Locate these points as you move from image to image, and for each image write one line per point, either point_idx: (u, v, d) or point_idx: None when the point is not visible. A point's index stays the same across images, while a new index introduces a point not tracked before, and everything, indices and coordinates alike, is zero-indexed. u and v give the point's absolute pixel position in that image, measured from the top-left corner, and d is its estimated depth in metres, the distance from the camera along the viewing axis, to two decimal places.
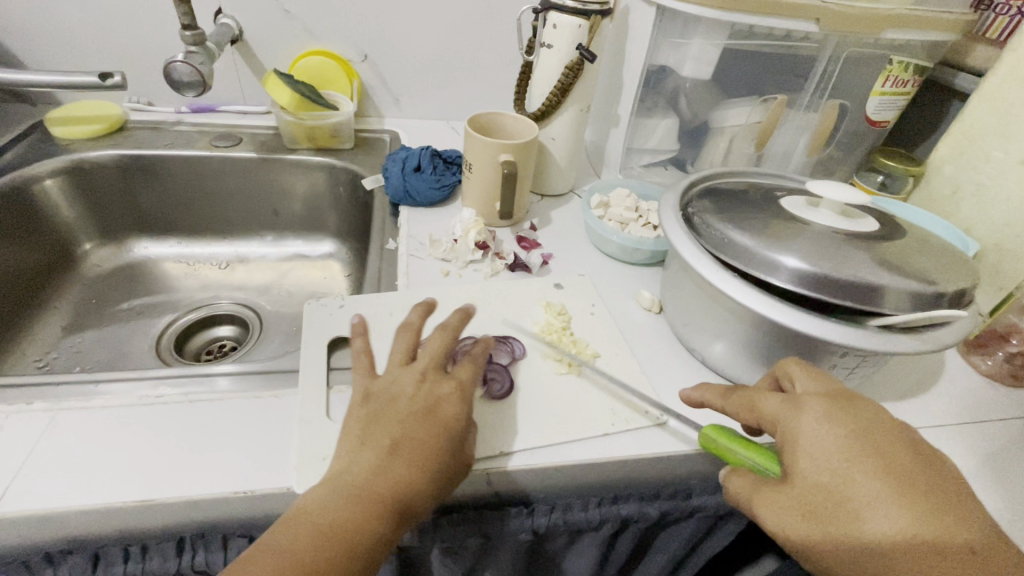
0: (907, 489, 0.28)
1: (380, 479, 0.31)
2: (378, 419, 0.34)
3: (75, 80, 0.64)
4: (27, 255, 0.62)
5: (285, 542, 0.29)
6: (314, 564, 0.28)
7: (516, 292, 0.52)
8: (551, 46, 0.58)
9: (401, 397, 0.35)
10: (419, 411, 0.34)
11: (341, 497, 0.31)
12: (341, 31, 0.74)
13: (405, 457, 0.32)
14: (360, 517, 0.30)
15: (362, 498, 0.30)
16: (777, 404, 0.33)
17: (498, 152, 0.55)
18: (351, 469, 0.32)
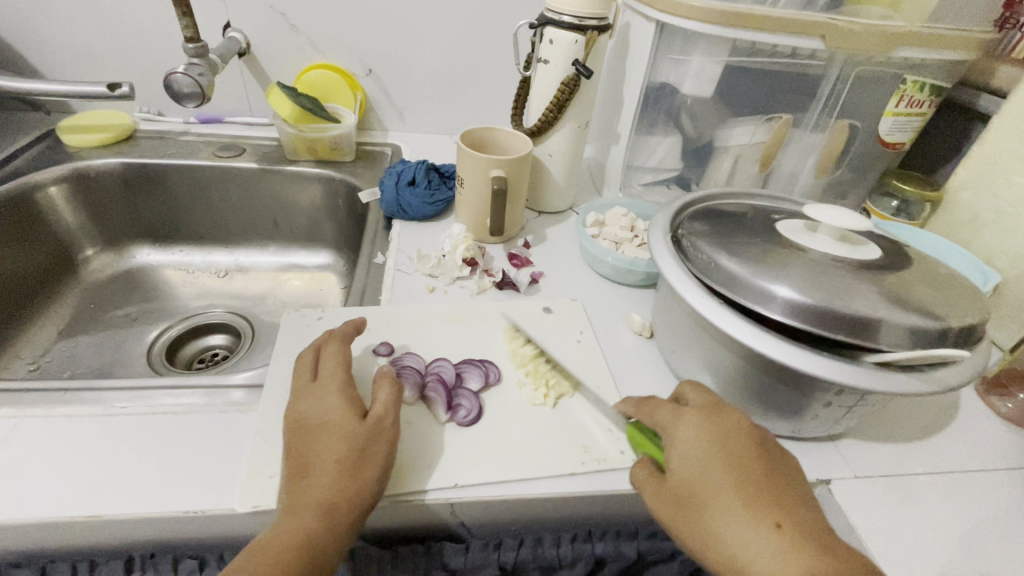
0: (750, 488, 0.32)
1: (319, 487, 0.32)
2: (310, 435, 0.34)
3: (85, 90, 0.65)
4: (29, 259, 0.63)
5: (252, 561, 0.29)
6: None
7: (500, 312, 0.51)
8: (547, 62, 0.57)
9: (325, 414, 0.35)
10: (339, 421, 0.35)
11: (290, 511, 0.31)
12: (346, 45, 0.75)
13: (325, 463, 0.33)
14: (304, 525, 0.31)
15: (306, 507, 0.31)
16: (666, 411, 0.37)
17: (489, 167, 0.54)
18: (292, 486, 0.32)
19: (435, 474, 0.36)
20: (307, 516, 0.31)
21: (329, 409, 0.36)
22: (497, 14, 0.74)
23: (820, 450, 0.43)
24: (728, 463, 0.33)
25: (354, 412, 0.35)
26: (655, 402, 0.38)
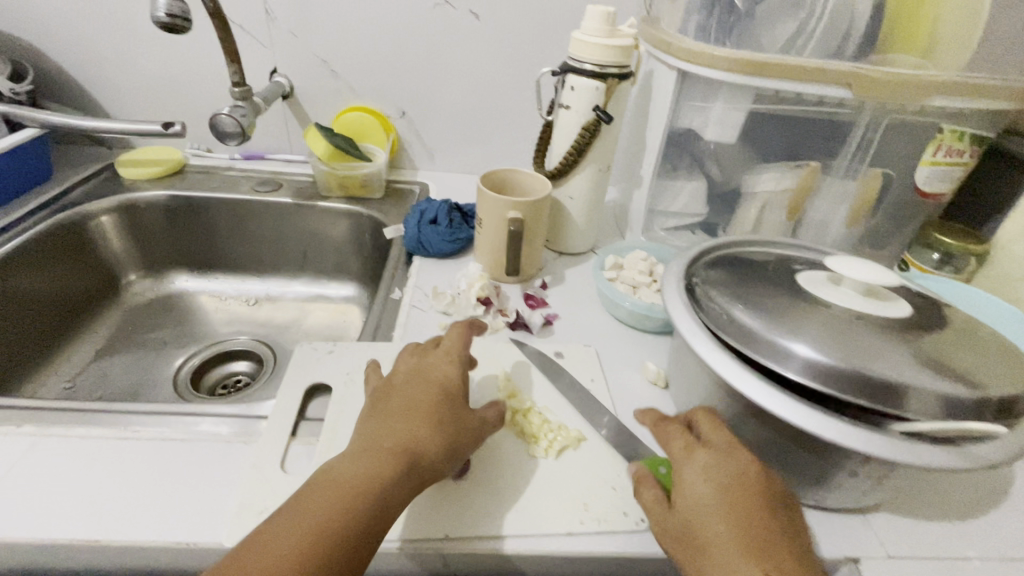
0: (747, 537, 0.31)
1: (401, 436, 0.35)
2: (406, 388, 0.39)
3: (141, 129, 0.71)
4: (77, 283, 0.68)
5: (298, 513, 0.31)
6: (315, 529, 0.30)
7: (512, 354, 0.50)
8: (569, 107, 0.58)
9: (431, 371, 0.40)
10: (433, 383, 0.39)
11: (366, 452, 0.34)
12: (381, 89, 0.79)
13: (402, 418, 0.37)
14: (377, 464, 0.33)
15: (382, 451, 0.34)
16: (680, 445, 0.36)
17: (507, 208, 0.55)
18: (378, 430, 0.36)
19: (427, 524, 0.35)
20: (377, 459, 0.34)
21: (430, 373, 0.40)
22: (525, 61, 0.76)
23: (850, 524, 0.40)
24: (730, 506, 0.32)
25: (446, 378, 0.40)
26: (669, 433, 0.38)
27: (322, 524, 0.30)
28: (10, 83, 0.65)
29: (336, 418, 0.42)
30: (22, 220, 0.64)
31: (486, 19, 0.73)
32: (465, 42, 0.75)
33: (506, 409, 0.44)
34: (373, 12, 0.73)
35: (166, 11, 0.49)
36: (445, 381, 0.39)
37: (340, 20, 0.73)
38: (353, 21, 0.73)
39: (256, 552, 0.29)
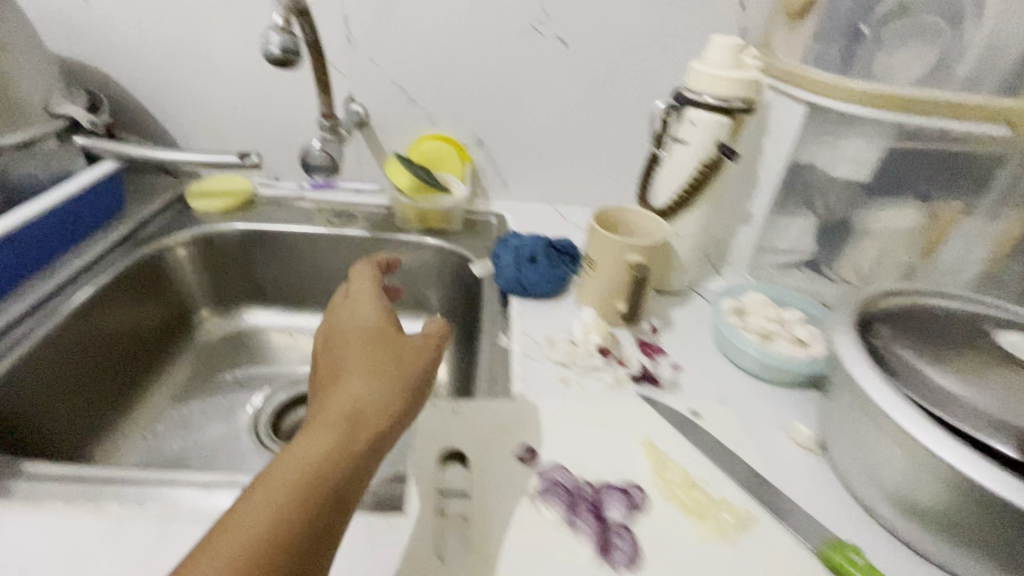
0: None
1: (355, 399, 0.33)
2: (345, 346, 0.38)
3: (218, 161, 0.68)
4: (152, 324, 0.65)
5: (262, 500, 0.28)
6: (277, 511, 0.28)
7: (645, 413, 0.46)
8: (686, 142, 0.54)
9: (368, 327, 0.39)
10: (372, 338, 0.38)
11: (319, 420, 0.32)
12: (460, 118, 0.76)
13: (361, 380, 0.35)
14: (334, 434, 0.31)
15: (332, 417, 0.32)
16: None
17: (628, 252, 0.51)
18: (335, 391, 0.34)
19: None
20: (330, 426, 0.32)
21: (386, 332, 0.39)
22: (612, 89, 0.73)
23: None
24: None
25: (395, 349, 0.37)
26: None
27: (274, 529, 0.27)
28: (90, 115, 0.62)
29: (482, 502, 0.38)
30: (100, 259, 0.61)
31: (575, 46, 0.70)
32: (550, 70, 0.72)
33: (663, 485, 0.40)
34: (458, 40, 0.70)
35: (278, 46, 0.46)
36: (400, 352, 0.37)
37: (423, 47, 0.70)
38: (437, 49, 0.71)
39: (220, 544, 0.26)
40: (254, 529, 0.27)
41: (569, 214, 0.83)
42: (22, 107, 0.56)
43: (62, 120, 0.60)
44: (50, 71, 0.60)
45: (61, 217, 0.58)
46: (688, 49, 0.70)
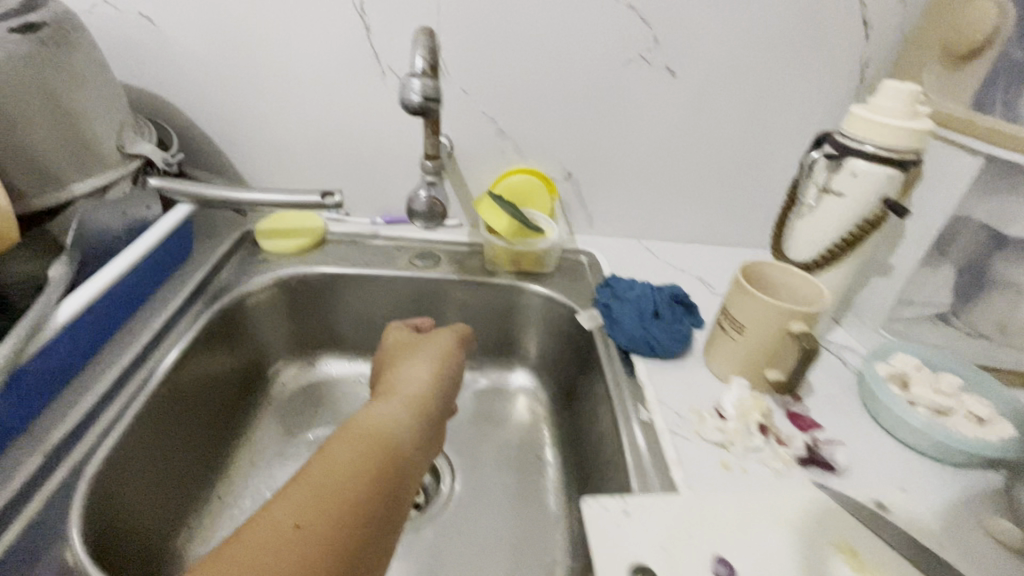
0: None
1: (394, 411, 0.44)
2: (385, 379, 0.50)
3: (299, 201, 0.62)
4: (228, 382, 0.59)
5: (322, 467, 0.37)
6: (333, 473, 0.36)
7: (831, 509, 0.41)
8: (843, 194, 0.49)
9: (400, 362, 0.53)
10: (409, 370, 0.50)
11: (367, 419, 0.43)
12: (550, 150, 0.71)
13: (394, 401, 0.46)
14: (376, 430, 0.41)
15: (376, 418, 0.43)
16: None
17: (791, 320, 0.46)
18: (374, 406, 0.45)
19: None
20: (374, 424, 0.42)
21: (410, 366, 0.51)
22: (717, 122, 0.68)
23: None
24: None
25: (447, 366, 0.52)
26: None
27: (352, 475, 0.37)
28: (163, 153, 0.56)
29: None
30: (178, 314, 0.55)
31: (684, 77, 0.65)
32: (654, 101, 0.67)
33: None
34: (559, 69, 0.64)
35: (419, 94, 0.39)
36: (436, 368, 0.51)
37: (520, 77, 0.65)
38: (534, 78, 0.65)
39: (293, 494, 0.35)
40: (317, 485, 0.35)
41: (657, 250, 0.78)
42: (96, 151, 0.49)
43: (135, 160, 0.54)
44: (123, 104, 0.54)
45: (139, 272, 0.52)
46: (803, 82, 0.65)
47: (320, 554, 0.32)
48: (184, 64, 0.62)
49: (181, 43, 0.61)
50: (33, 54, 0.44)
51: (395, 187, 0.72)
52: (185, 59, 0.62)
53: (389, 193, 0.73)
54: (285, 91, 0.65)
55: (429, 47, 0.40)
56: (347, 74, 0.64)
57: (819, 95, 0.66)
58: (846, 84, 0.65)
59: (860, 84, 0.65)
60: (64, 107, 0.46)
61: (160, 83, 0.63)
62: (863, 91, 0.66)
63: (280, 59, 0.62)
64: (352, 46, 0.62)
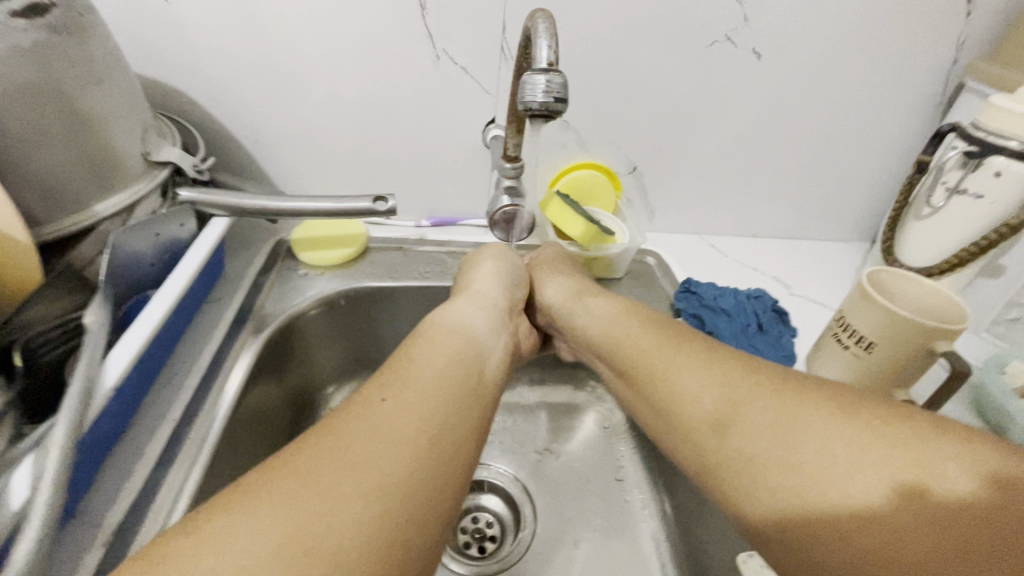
0: None
1: (472, 344, 0.40)
2: (454, 310, 0.44)
3: (346, 207, 0.53)
4: (280, 416, 0.53)
5: (407, 391, 0.33)
6: (428, 413, 0.32)
7: None
8: (980, 196, 0.45)
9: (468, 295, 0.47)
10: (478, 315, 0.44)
11: (445, 351, 0.37)
12: (615, 142, 0.64)
13: (467, 337, 0.40)
14: (464, 369, 0.37)
15: (458, 354, 0.38)
16: None
17: (934, 337, 0.42)
18: (448, 333, 0.40)
19: None
20: (459, 357, 0.37)
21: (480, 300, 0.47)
22: (794, 110, 0.63)
23: None
24: None
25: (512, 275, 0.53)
26: None
27: (443, 373, 0.35)
28: (192, 158, 0.48)
29: None
30: (225, 348, 0.48)
31: (768, 60, 0.59)
32: (730, 89, 0.61)
33: None
34: (631, 52, 0.57)
35: (544, 93, 0.33)
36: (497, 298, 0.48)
37: (586, 62, 0.58)
38: (605, 62, 0.58)
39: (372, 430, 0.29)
40: (413, 422, 0.31)
41: (721, 247, 0.73)
42: (118, 163, 0.41)
43: (162, 168, 0.46)
44: (142, 102, 0.45)
45: (180, 305, 0.45)
46: (893, 64, 0.60)
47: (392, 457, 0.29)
48: (202, 49, 0.53)
49: (200, 24, 0.52)
50: (45, 45, 0.35)
51: (442, 185, 0.65)
52: (205, 44, 0.53)
53: (436, 190, 0.66)
54: (321, 81, 0.56)
55: (552, 33, 0.34)
56: (391, 61, 0.55)
57: (907, 78, 0.61)
58: (938, 67, 0.60)
59: (954, 66, 0.60)
60: (83, 113, 0.38)
61: (179, 74, 0.54)
62: (955, 74, 0.61)
63: (314, 44, 0.54)
64: (398, 28, 0.53)
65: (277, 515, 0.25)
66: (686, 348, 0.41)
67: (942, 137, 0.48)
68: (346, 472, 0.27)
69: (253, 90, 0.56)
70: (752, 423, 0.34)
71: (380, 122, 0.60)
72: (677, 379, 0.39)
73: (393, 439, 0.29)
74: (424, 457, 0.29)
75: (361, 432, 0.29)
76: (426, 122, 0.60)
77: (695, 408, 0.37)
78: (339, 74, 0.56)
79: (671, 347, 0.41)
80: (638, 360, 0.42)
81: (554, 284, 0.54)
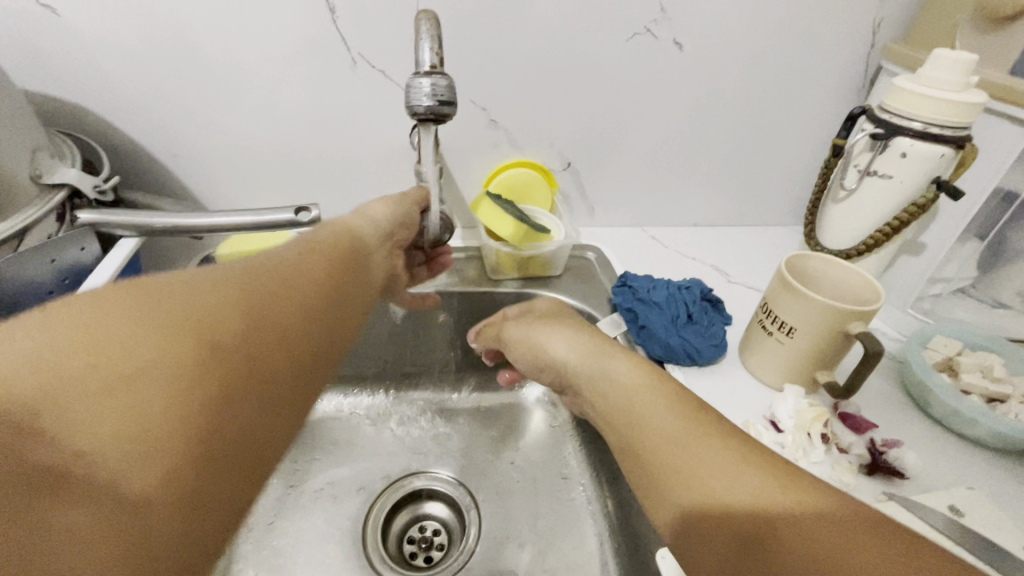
0: None
1: (357, 248, 0.42)
2: (348, 218, 0.45)
3: (265, 221, 0.50)
4: None
5: (280, 273, 0.35)
6: (300, 296, 0.34)
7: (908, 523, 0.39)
8: (890, 176, 0.46)
9: (360, 216, 0.45)
10: (377, 232, 0.44)
11: (325, 250, 0.39)
12: (547, 138, 0.64)
13: (353, 246, 0.42)
14: (342, 269, 0.39)
15: (341, 255, 0.39)
16: None
17: (847, 320, 0.42)
18: (335, 236, 0.41)
19: None
20: (340, 257, 0.39)
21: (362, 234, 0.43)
22: (722, 98, 0.63)
23: None
24: None
25: (412, 220, 0.48)
26: None
27: (319, 266, 0.37)
28: (93, 178, 0.46)
29: None
30: None
31: (690, 50, 0.59)
32: (656, 80, 0.61)
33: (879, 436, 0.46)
34: (553, 47, 0.57)
35: (429, 97, 0.32)
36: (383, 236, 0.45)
37: (509, 60, 0.57)
38: (527, 58, 0.57)
39: (238, 290, 0.31)
40: (281, 298, 0.33)
41: (663, 238, 0.74)
42: (3, 187, 0.40)
43: (58, 190, 0.43)
44: (32, 122, 0.43)
45: None
46: (814, 49, 0.61)
47: (251, 321, 0.30)
48: (105, 64, 0.51)
49: (100, 38, 0.50)
50: None
51: (375, 191, 0.64)
52: (107, 58, 0.51)
53: (368, 197, 0.64)
54: (234, 89, 0.54)
55: (435, 34, 0.33)
56: (306, 66, 0.54)
57: (830, 61, 0.62)
58: (858, 49, 0.61)
59: (873, 49, 0.61)
60: None
61: (83, 91, 0.52)
62: (875, 56, 0.62)
63: (224, 53, 0.52)
64: (311, 33, 0.52)
65: (164, 326, 0.27)
66: (703, 421, 0.33)
67: (857, 119, 0.49)
68: (234, 321, 0.30)
69: (164, 102, 0.54)
70: (778, 535, 0.26)
71: (303, 130, 0.58)
72: (698, 469, 0.30)
73: (253, 307, 0.31)
74: (284, 332, 0.32)
75: (243, 289, 0.32)
76: (350, 127, 0.59)
77: (710, 492, 0.29)
78: (252, 82, 0.54)
79: (682, 417, 0.33)
80: (647, 437, 0.33)
81: (562, 342, 0.44)
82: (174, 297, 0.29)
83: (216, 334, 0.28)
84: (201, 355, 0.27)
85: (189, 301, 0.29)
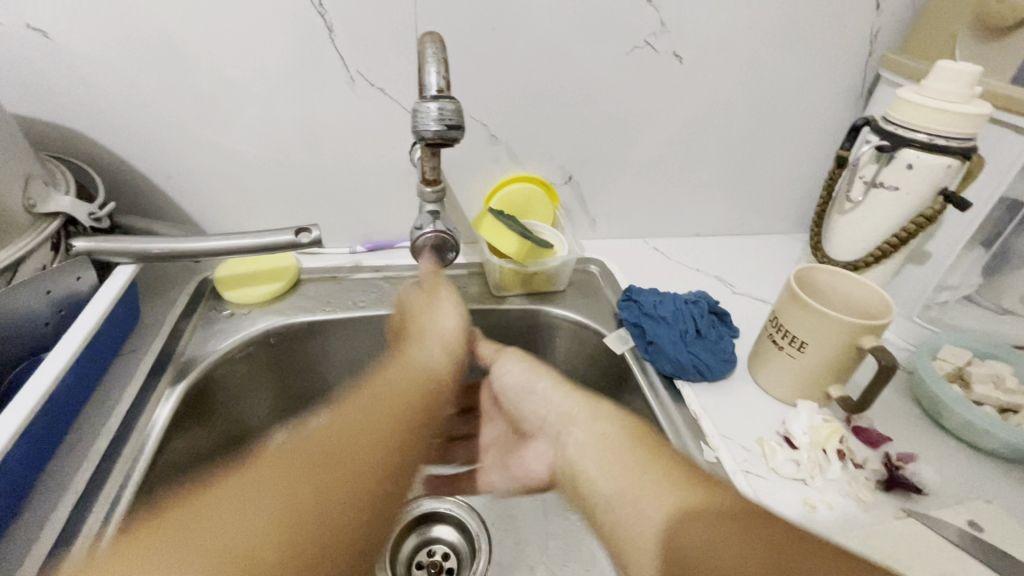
0: None
1: (419, 396, 0.44)
2: (398, 363, 0.47)
3: (264, 243, 0.50)
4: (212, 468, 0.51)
5: (353, 449, 0.37)
6: (370, 466, 0.37)
7: (928, 540, 0.39)
8: (897, 188, 0.46)
9: (435, 328, 0.50)
10: (416, 368, 0.46)
11: (385, 407, 0.42)
12: (548, 152, 0.63)
13: (406, 391, 0.44)
14: (404, 430, 0.41)
15: (402, 406, 0.42)
16: None
17: (858, 334, 0.42)
18: (393, 386, 0.44)
19: None
20: (403, 414, 0.42)
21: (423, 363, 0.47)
22: (722, 109, 0.63)
23: None
24: None
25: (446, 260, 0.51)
26: None
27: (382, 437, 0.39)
28: (89, 206, 0.45)
29: None
30: (138, 404, 0.45)
31: (690, 63, 0.59)
32: (657, 93, 0.61)
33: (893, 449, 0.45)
34: (554, 61, 0.56)
35: (436, 121, 0.31)
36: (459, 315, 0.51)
37: (510, 75, 0.57)
38: (528, 74, 0.57)
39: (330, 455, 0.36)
40: (372, 437, 0.39)
41: (665, 249, 0.73)
42: None
43: (53, 220, 0.42)
44: (26, 151, 0.42)
45: (80, 365, 0.41)
46: (813, 60, 0.61)
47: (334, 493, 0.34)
48: (100, 87, 0.50)
49: (95, 61, 0.49)
50: None
51: (375, 208, 0.63)
52: (102, 82, 0.50)
53: (368, 214, 0.64)
54: (232, 109, 0.54)
55: (441, 58, 0.33)
56: (305, 86, 0.53)
57: (829, 70, 0.62)
58: (856, 59, 0.61)
59: (870, 58, 0.61)
60: None
61: (76, 115, 0.51)
62: (872, 65, 0.62)
63: (220, 74, 0.51)
64: (310, 53, 0.51)
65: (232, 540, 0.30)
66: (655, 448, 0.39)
67: (861, 130, 0.48)
68: (319, 505, 0.33)
69: (160, 124, 0.53)
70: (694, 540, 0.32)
71: (301, 149, 0.57)
72: (638, 489, 0.37)
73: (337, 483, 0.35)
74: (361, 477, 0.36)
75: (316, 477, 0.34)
76: (349, 146, 0.58)
77: (645, 504, 0.36)
78: (250, 102, 0.53)
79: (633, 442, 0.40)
80: (608, 460, 0.40)
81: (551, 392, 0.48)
82: (243, 510, 0.31)
83: (296, 525, 0.31)
84: (291, 522, 0.31)
85: (266, 491, 0.33)
